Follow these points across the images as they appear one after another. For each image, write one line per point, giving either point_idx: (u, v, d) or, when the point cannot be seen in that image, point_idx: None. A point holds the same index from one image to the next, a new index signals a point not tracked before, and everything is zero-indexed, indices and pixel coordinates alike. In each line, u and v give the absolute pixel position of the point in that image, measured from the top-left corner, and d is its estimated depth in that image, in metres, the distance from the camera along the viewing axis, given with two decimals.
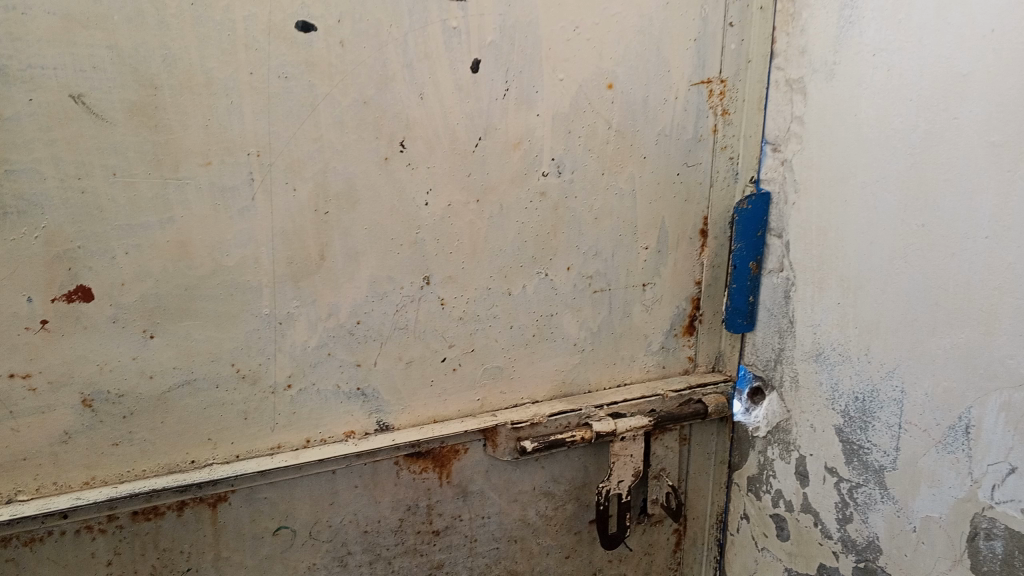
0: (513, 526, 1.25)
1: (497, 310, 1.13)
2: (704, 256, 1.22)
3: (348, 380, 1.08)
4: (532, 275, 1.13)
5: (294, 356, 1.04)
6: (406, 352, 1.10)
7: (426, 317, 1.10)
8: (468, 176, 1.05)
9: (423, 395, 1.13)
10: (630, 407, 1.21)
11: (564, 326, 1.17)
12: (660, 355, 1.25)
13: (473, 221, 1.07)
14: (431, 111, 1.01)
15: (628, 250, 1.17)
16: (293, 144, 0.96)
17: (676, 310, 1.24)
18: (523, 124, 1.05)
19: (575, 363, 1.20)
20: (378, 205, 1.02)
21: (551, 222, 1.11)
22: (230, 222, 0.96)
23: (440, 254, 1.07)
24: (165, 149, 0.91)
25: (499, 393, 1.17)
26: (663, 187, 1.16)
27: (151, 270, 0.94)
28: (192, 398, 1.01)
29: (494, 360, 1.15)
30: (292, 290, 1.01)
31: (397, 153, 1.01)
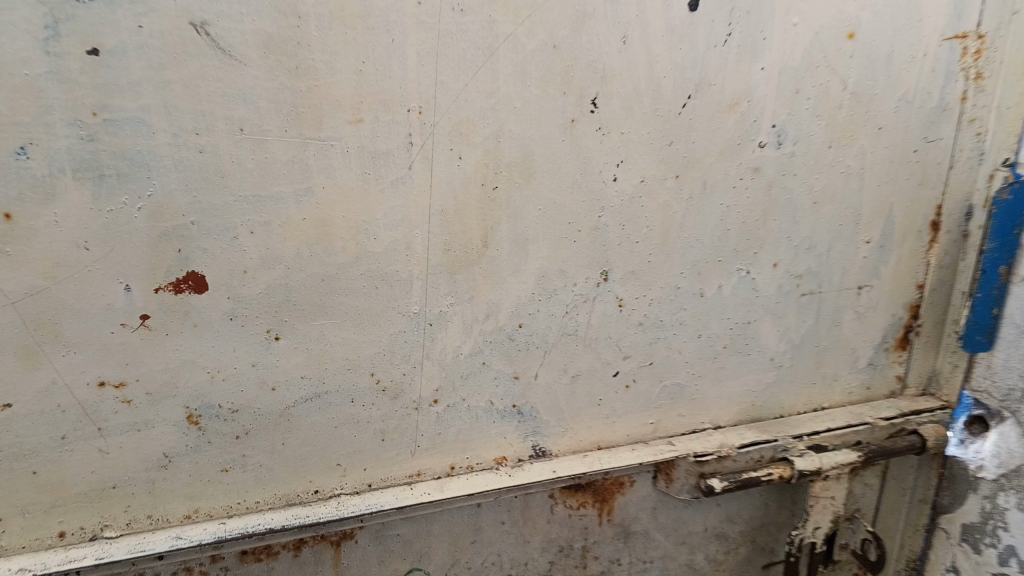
0: (677, 572, 1.02)
1: (685, 315, 0.89)
2: (931, 254, 0.99)
3: (503, 397, 0.85)
4: (731, 272, 0.90)
5: (443, 365, 0.82)
6: (572, 364, 0.87)
7: (600, 322, 0.86)
8: (670, 145, 0.83)
9: (589, 416, 0.90)
10: (833, 438, 0.98)
11: (762, 336, 0.94)
12: (867, 373, 1.03)
13: (668, 203, 0.85)
14: (633, 62, 0.79)
15: (846, 245, 0.94)
16: (462, 100, 0.75)
17: (892, 320, 1.01)
18: (744, 81, 0.83)
19: (768, 381, 0.97)
20: (558, 178, 0.80)
21: (762, 208, 0.89)
22: (381, 197, 0.75)
23: (625, 243, 0.84)
24: (306, 100, 0.71)
25: (676, 415, 0.94)
26: (894, 168, 0.93)
27: (282, 255, 0.74)
28: (319, 416, 0.80)
29: (675, 377, 0.92)
30: (446, 284, 0.80)
31: (587, 114, 0.79)
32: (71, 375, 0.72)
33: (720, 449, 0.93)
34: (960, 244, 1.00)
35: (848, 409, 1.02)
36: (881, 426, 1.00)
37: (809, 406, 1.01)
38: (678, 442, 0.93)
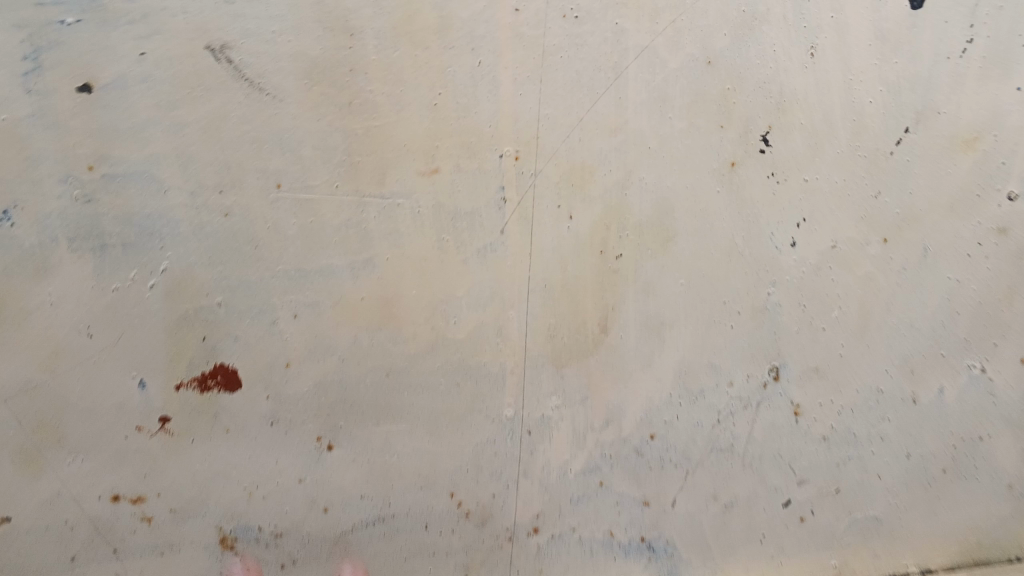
0: None
1: (888, 427, 0.65)
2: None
3: (628, 527, 0.63)
4: (958, 369, 0.64)
5: (546, 486, 0.62)
6: (726, 489, 0.64)
7: (765, 435, 0.64)
8: (875, 197, 0.59)
9: (744, 554, 0.65)
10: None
11: (1001, 456, 0.66)
12: None
13: (869, 275, 0.61)
14: (821, 81, 0.57)
15: None
16: (575, 140, 0.55)
17: None
18: (988, 103, 0.58)
19: (1005, 513, 0.67)
20: (709, 243, 0.58)
21: (1008, 281, 0.62)
22: (463, 269, 0.57)
23: (803, 329, 0.61)
24: (365, 144, 0.53)
25: (869, 557, 0.66)
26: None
27: (334, 344, 0.57)
28: (384, 548, 0.60)
29: (873, 507, 0.66)
30: (550, 381, 0.60)
31: (755, 154, 0.57)
32: (77, 485, 0.55)
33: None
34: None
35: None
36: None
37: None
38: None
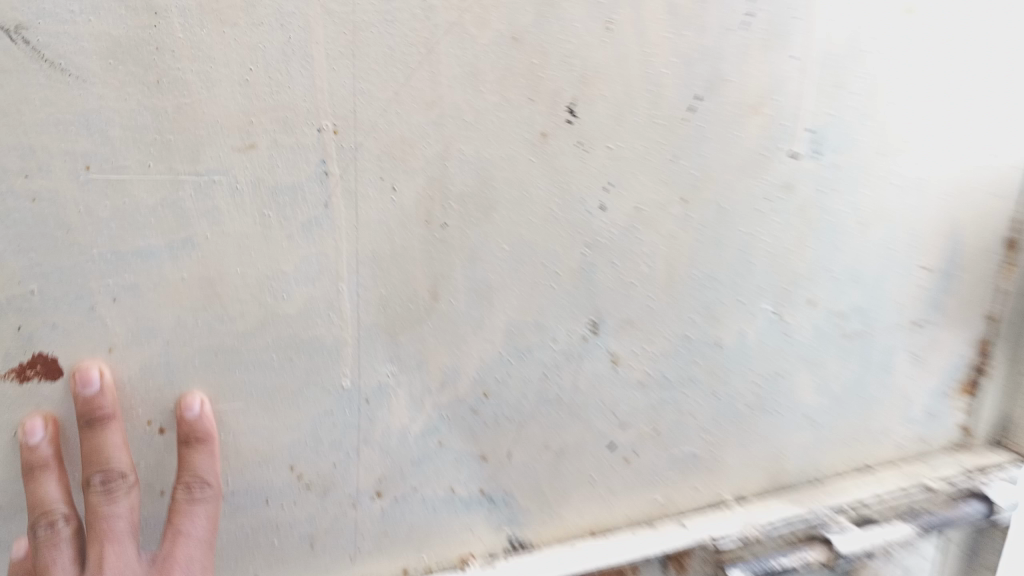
0: None
1: (697, 370, 0.71)
2: (1008, 280, 0.79)
3: (468, 482, 0.68)
4: (754, 313, 0.71)
5: (387, 450, 0.64)
6: (556, 439, 0.69)
7: (589, 385, 0.68)
8: (673, 161, 0.64)
9: (580, 497, 0.72)
10: (891, 509, 0.79)
11: (793, 389, 0.75)
12: (925, 426, 0.83)
13: (673, 233, 0.66)
14: (620, 54, 0.60)
15: (899, 276, 0.75)
16: (393, 115, 0.57)
17: (956, 361, 0.81)
18: (771, 75, 0.64)
19: (805, 442, 0.78)
20: (527, 209, 0.62)
21: (795, 235, 0.70)
22: (289, 245, 0.57)
23: (618, 286, 0.66)
24: (177, 124, 0.52)
25: (689, 490, 0.75)
26: (966, 179, 0.73)
27: (158, 326, 0.56)
28: (226, 523, 0.62)
29: (688, 445, 0.73)
30: (384, 348, 0.62)
31: (563, 125, 0.60)
32: None
33: (746, 528, 0.74)
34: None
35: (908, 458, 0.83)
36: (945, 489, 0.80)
37: (860, 468, 0.82)
38: (696, 518, 0.75)
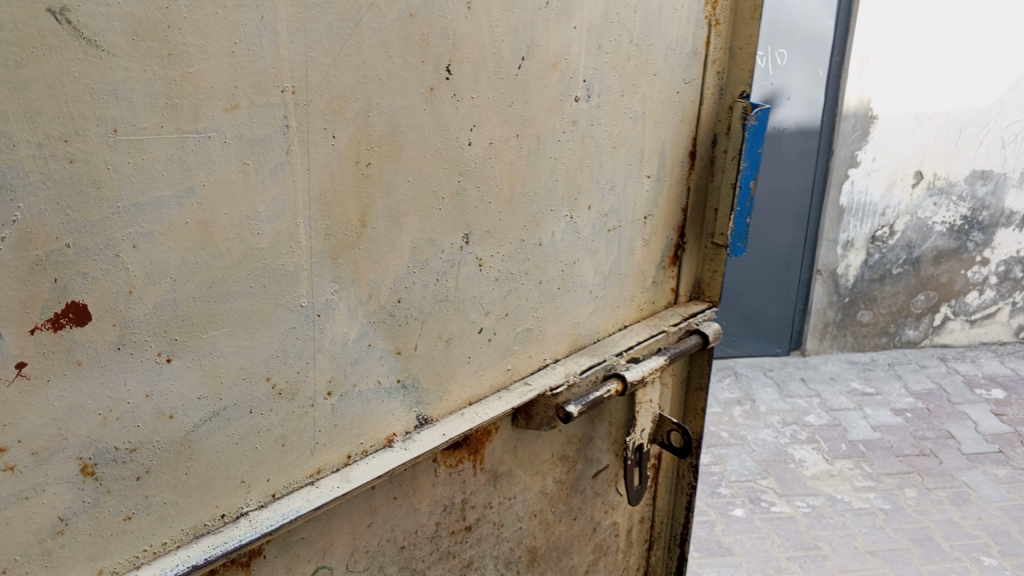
0: (534, 500, 1.07)
1: (529, 264, 0.95)
2: (691, 181, 1.15)
3: (389, 374, 0.85)
4: (559, 219, 0.97)
5: (335, 355, 0.80)
6: (446, 328, 0.89)
7: (465, 284, 0.89)
8: (510, 105, 0.87)
9: (461, 374, 0.92)
10: (645, 349, 1.11)
11: (582, 272, 1.03)
12: (652, 291, 1.16)
13: (512, 160, 0.89)
14: (475, 25, 0.81)
15: (635, 181, 1.06)
16: (334, 77, 0.72)
17: (666, 241, 1.15)
18: (560, 43, 0.89)
19: (590, 312, 1.07)
20: (423, 147, 0.80)
21: (579, 156, 0.97)
22: (262, 188, 0.70)
23: (480, 204, 0.88)
24: (181, 90, 0.63)
25: (526, 358, 0.99)
26: (665, 110, 1.07)
27: (167, 267, 0.66)
28: (219, 435, 0.73)
29: (524, 322, 0.98)
30: (330, 270, 0.77)
31: (443, 81, 0.80)
32: None
33: (568, 377, 1.00)
34: (708, 167, 1.16)
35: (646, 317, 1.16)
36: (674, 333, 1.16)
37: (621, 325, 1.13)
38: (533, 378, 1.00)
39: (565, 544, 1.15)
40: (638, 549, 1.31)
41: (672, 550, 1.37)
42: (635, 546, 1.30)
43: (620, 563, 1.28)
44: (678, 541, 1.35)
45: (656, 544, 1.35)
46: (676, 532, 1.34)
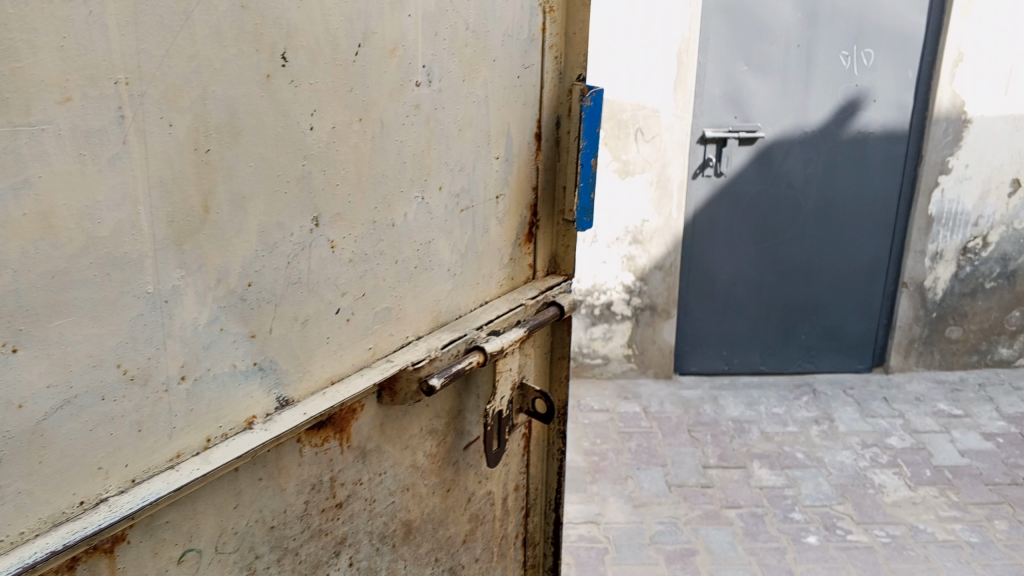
0: (405, 475, 1.36)
1: (382, 245, 1.20)
2: (539, 162, 1.49)
3: (244, 358, 1.04)
4: (411, 200, 1.23)
5: (185, 339, 0.96)
6: (300, 311, 1.10)
7: (319, 265, 1.11)
8: (349, 91, 1.09)
9: (322, 354, 1.14)
10: (503, 322, 1.43)
11: (438, 252, 1.31)
12: (509, 268, 1.49)
13: (357, 141, 1.12)
14: (306, 12, 1.01)
15: (484, 164, 1.36)
16: (167, 67, 0.88)
17: (520, 220, 1.49)
18: (396, 31, 1.14)
19: (449, 290, 1.36)
20: (265, 134, 1.00)
21: (426, 138, 1.23)
22: (100, 177, 0.84)
23: (326, 187, 1.09)
24: (11, 85, 0.76)
25: (387, 337, 1.25)
26: (480, 115, 1.34)
27: (8, 260, 0.79)
28: (72, 423, 0.87)
29: (383, 301, 1.23)
30: (175, 257, 0.93)
31: (279, 69, 0.99)
32: None
33: (430, 354, 1.28)
34: (553, 149, 1.52)
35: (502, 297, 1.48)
36: (531, 307, 1.49)
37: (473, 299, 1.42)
38: (394, 358, 1.25)
39: (439, 516, 1.48)
40: (514, 515, 1.72)
41: (549, 515, 1.83)
42: (516, 510, 1.73)
43: (499, 528, 1.68)
44: (553, 505, 1.82)
45: (536, 510, 1.80)
46: (550, 496, 1.81)
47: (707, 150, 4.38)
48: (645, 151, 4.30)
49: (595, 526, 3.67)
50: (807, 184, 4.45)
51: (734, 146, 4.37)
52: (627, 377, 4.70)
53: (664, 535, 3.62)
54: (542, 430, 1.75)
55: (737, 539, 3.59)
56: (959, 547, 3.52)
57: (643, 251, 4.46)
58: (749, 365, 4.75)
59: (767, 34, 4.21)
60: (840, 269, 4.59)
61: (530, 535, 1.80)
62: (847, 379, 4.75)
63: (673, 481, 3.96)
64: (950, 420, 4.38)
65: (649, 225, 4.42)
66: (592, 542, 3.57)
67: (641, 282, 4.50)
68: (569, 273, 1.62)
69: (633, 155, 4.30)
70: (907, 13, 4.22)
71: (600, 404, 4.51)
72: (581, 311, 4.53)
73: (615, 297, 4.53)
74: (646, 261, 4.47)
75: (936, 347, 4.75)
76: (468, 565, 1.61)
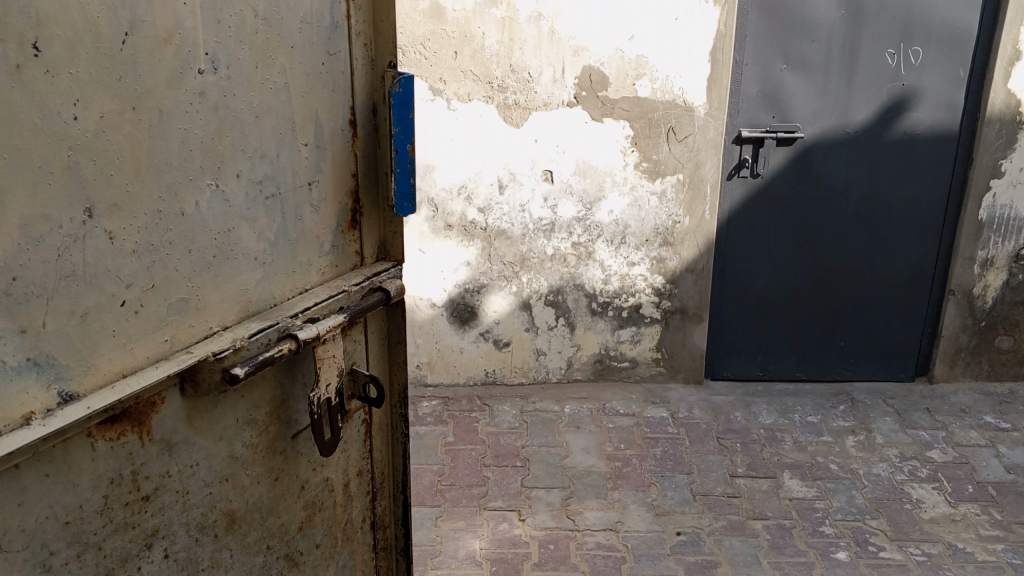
0: (222, 465, 1.44)
1: (171, 233, 1.27)
2: (355, 147, 1.67)
3: (14, 354, 1.06)
4: (203, 187, 1.31)
5: None
6: (77, 306, 1.14)
7: (94, 258, 1.15)
8: (116, 81, 1.15)
9: (106, 347, 1.19)
10: (323, 308, 1.55)
11: (241, 241, 1.41)
12: (331, 256, 1.65)
13: (129, 129, 1.17)
14: (58, 4, 1.05)
15: (288, 150, 1.48)
16: None
17: (341, 207, 1.66)
18: (169, 17, 1.21)
19: (255, 279, 1.45)
20: (18, 128, 1.03)
21: (216, 127, 1.32)
22: None
23: (100, 178, 1.14)
24: None
25: (185, 327, 1.32)
26: (271, 108, 1.43)
27: None
28: None
29: (178, 293, 1.30)
30: None
31: (28, 58, 1.03)
32: None
33: (234, 343, 1.35)
34: (371, 135, 1.71)
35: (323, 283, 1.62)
36: (355, 291, 1.65)
37: (290, 287, 1.54)
38: (195, 350, 1.32)
39: (268, 506, 1.58)
40: (358, 501, 1.90)
41: (398, 497, 2.06)
42: (359, 495, 1.90)
43: (341, 515, 1.84)
44: (400, 488, 2.04)
45: (385, 493, 2.02)
46: (398, 479, 2.04)
47: (743, 150, 4.21)
48: (677, 152, 4.17)
49: (614, 533, 3.56)
50: (849, 188, 4.25)
51: (773, 147, 4.19)
52: (656, 381, 4.57)
53: (686, 546, 3.48)
54: (385, 413, 1.96)
55: (762, 552, 3.43)
56: (999, 569, 3.30)
57: (674, 253, 4.33)
58: (784, 372, 4.58)
59: (808, 30, 4.02)
60: (883, 275, 4.38)
61: (379, 518, 2.01)
62: (888, 389, 4.53)
63: (698, 491, 3.82)
64: (996, 433, 4.13)
65: (680, 227, 4.29)
66: (609, 550, 3.46)
67: (670, 284, 4.38)
68: (400, 259, 1.83)
69: (664, 154, 4.18)
70: (961, 11, 3.99)
71: (626, 409, 4.40)
72: (609, 313, 4.43)
73: (643, 300, 4.41)
74: (676, 263, 4.35)
75: (985, 357, 4.49)
76: (309, 552, 1.74)
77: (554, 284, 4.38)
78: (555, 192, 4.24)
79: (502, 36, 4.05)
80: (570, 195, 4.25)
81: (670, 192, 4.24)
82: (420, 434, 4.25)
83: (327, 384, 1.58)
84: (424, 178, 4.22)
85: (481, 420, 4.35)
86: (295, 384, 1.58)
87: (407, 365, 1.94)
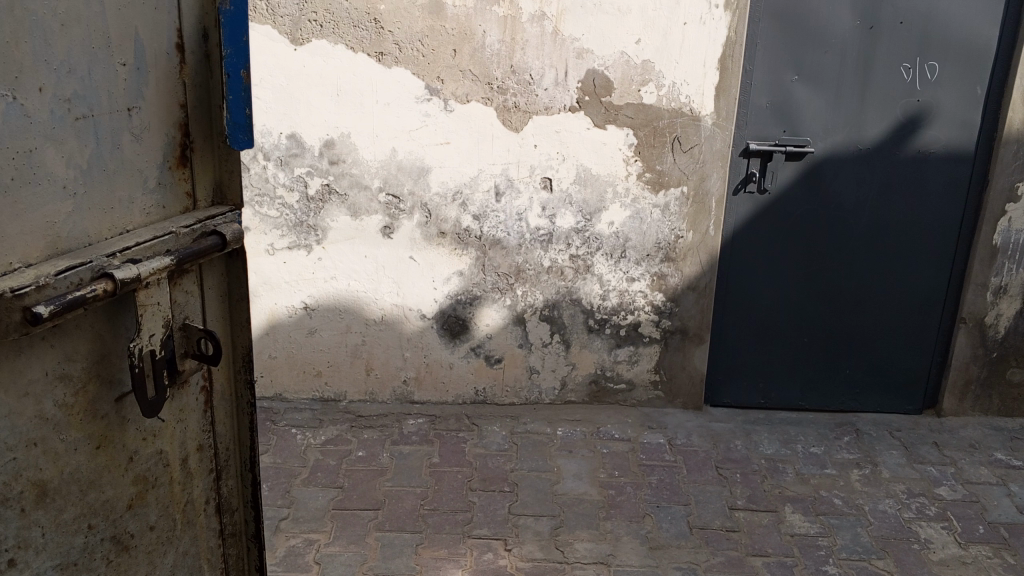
0: (31, 426, 1.38)
1: None
2: (183, 73, 1.65)
3: None
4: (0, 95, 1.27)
5: None
6: None
7: None
8: None
9: None
10: (147, 249, 1.51)
11: (49, 161, 1.37)
12: (158, 195, 1.62)
13: None
14: None
15: (100, 66, 1.46)
16: None
17: (166, 140, 1.63)
18: None
19: (68, 212, 1.41)
20: None
21: (12, 29, 1.28)
22: None
23: None
24: None
25: None
26: (75, 20, 1.40)
27: None
28: None
29: None
30: None
31: None
32: None
33: (39, 281, 1.30)
34: (201, 61, 1.69)
35: (148, 225, 1.58)
36: (184, 235, 1.61)
37: (109, 226, 1.50)
38: None
39: (89, 479, 1.52)
40: (200, 480, 1.85)
41: (246, 477, 2.02)
42: (202, 473, 1.86)
43: (180, 495, 1.79)
44: (247, 467, 2.01)
45: (231, 472, 1.98)
46: (246, 455, 2.00)
47: (752, 165, 4.05)
48: (682, 163, 4.01)
49: (604, 567, 3.36)
50: (859, 206, 4.08)
51: (779, 161, 4.03)
52: (653, 406, 4.38)
53: None
54: (229, 382, 1.92)
55: None
56: None
57: (675, 270, 4.16)
58: (786, 400, 4.40)
59: (822, 40, 3.87)
60: (891, 300, 4.21)
61: (226, 500, 1.97)
62: (895, 421, 4.36)
63: (695, 523, 3.63)
64: (1006, 472, 3.97)
65: (683, 242, 4.12)
66: None
67: (671, 302, 4.20)
68: (238, 204, 1.80)
69: (669, 165, 4.01)
70: (979, 26, 3.84)
71: (621, 433, 4.20)
72: (606, 331, 4.24)
73: (642, 319, 4.22)
74: (678, 280, 4.17)
75: (996, 392, 4.33)
76: (142, 535, 1.68)
77: (550, 298, 4.19)
78: (554, 201, 4.06)
79: (503, 35, 3.87)
80: (569, 205, 4.06)
81: (673, 205, 4.07)
82: (403, 453, 4.04)
83: (149, 335, 1.54)
84: (417, 181, 4.02)
85: (469, 440, 4.15)
86: (117, 341, 1.54)
87: (250, 327, 1.91)
